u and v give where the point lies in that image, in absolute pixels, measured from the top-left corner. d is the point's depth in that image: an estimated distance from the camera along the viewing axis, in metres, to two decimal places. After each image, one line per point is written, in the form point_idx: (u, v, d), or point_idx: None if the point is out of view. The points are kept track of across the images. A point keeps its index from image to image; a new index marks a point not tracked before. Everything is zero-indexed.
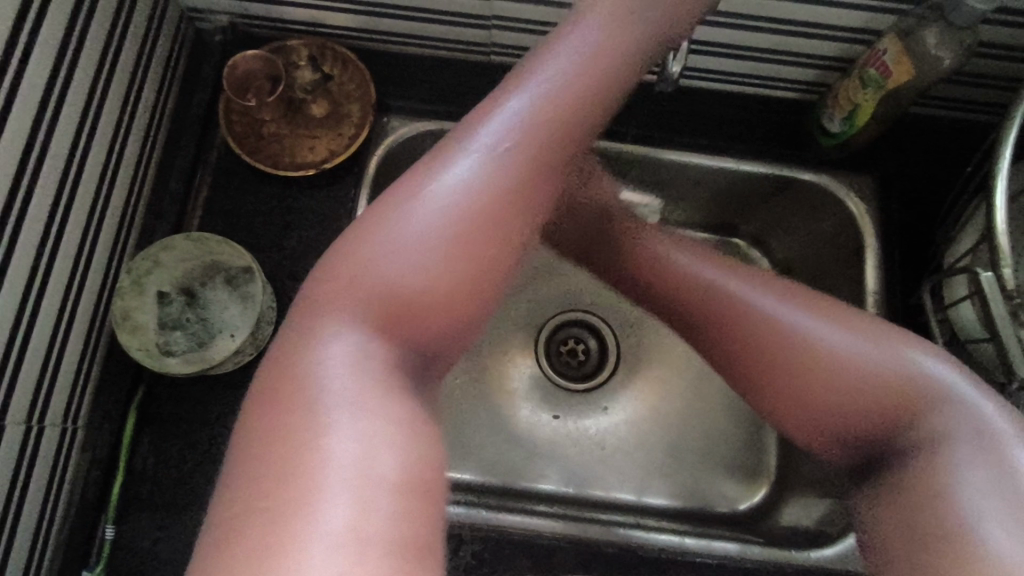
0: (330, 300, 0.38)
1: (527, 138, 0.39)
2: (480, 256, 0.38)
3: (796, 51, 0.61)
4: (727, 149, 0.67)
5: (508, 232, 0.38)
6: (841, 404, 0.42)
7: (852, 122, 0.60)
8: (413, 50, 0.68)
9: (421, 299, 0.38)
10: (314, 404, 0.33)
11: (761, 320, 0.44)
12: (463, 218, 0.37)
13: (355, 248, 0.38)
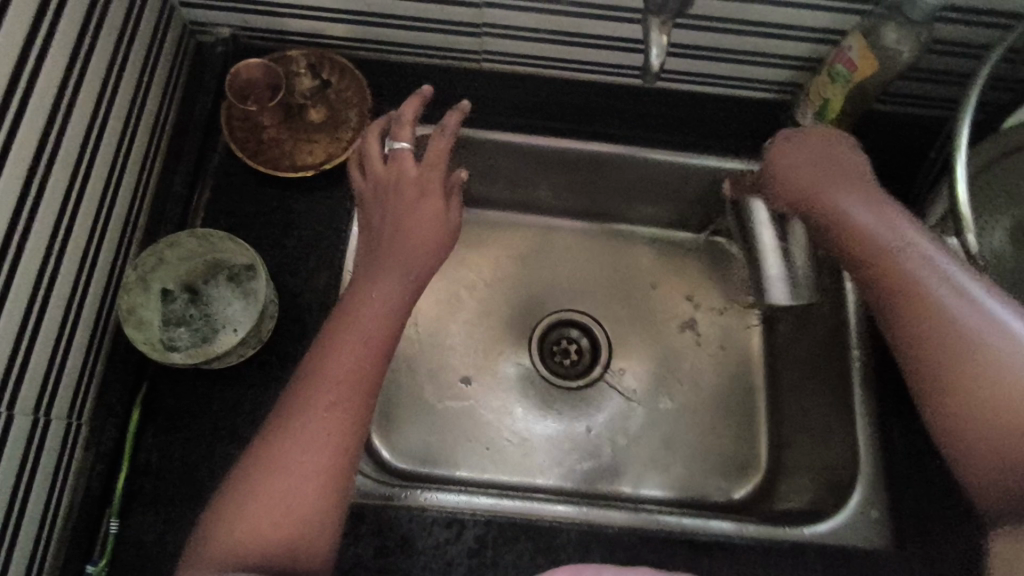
0: (272, 459, 0.47)
1: (365, 331, 0.53)
2: (339, 426, 0.49)
3: (769, 53, 0.64)
4: (706, 147, 0.71)
5: (375, 371, 0.52)
6: (1002, 412, 0.41)
7: (824, 117, 0.64)
8: (407, 59, 0.71)
9: (315, 457, 0.48)
10: (281, 514, 0.46)
11: (939, 295, 0.44)
12: (318, 398, 0.49)
13: (276, 438, 0.48)
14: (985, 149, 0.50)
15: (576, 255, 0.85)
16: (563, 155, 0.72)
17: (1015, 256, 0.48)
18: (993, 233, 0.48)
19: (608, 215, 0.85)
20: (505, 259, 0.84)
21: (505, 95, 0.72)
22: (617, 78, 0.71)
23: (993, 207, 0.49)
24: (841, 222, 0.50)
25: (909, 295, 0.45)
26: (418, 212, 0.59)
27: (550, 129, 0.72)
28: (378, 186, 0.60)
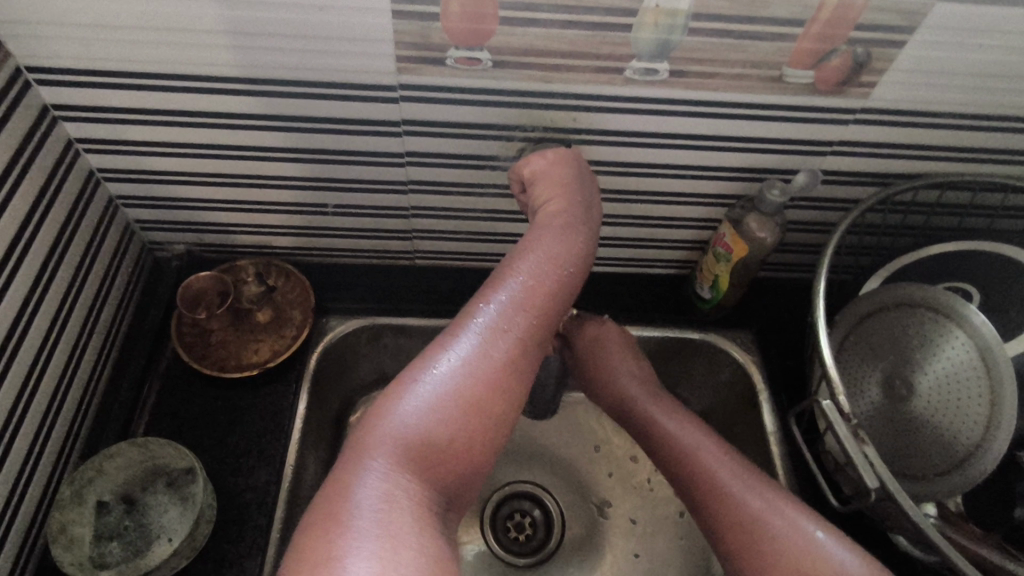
0: (438, 397, 0.47)
1: (535, 299, 0.52)
2: (484, 378, 0.48)
3: (662, 238, 0.75)
4: (625, 319, 0.78)
5: (517, 377, 0.50)
6: None
7: (717, 289, 0.73)
8: (347, 261, 0.79)
9: (474, 403, 0.48)
10: (428, 468, 0.46)
11: (750, 500, 0.55)
12: (484, 359, 0.49)
13: (407, 382, 0.47)
14: (844, 318, 0.57)
15: (520, 423, 0.87)
16: None
17: (891, 408, 0.53)
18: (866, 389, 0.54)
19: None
20: None
21: (438, 284, 0.80)
22: None
23: (860, 366, 0.55)
24: (653, 426, 0.63)
25: (695, 471, 0.58)
26: (577, 228, 0.56)
27: None
28: (558, 192, 0.57)
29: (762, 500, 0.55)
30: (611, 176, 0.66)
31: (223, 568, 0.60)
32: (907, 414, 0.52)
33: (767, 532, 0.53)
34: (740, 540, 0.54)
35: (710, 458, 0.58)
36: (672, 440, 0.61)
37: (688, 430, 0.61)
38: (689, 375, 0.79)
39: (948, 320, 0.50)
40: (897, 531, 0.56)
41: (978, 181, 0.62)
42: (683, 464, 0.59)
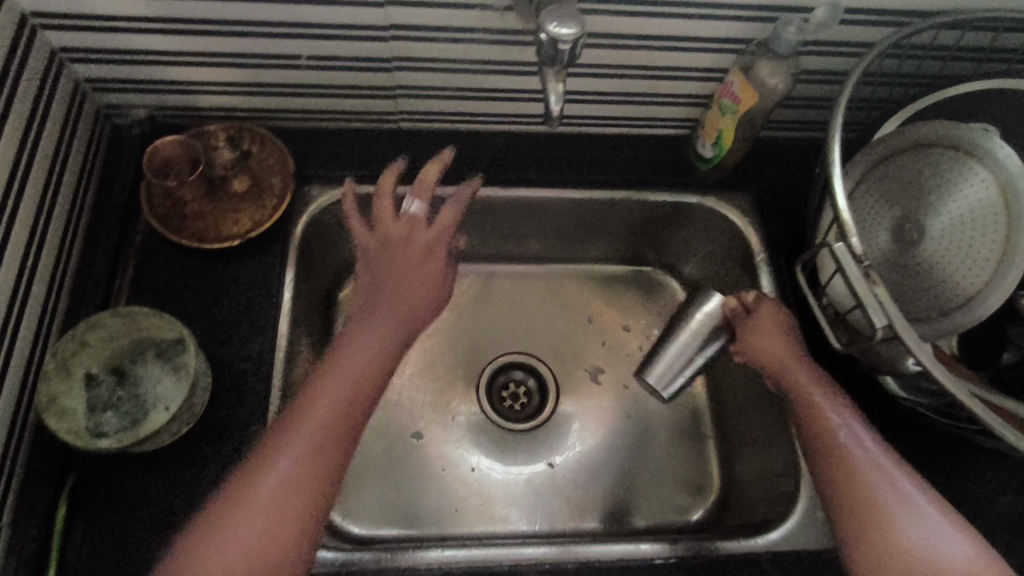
0: (312, 414, 0.53)
1: (413, 285, 0.63)
2: (324, 443, 0.52)
3: (663, 94, 0.70)
4: (622, 183, 0.75)
5: (353, 413, 0.54)
6: None
7: (720, 146, 0.69)
8: (326, 125, 0.74)
9: (298, 515, 0.49)
10: (288, 512, 0.49)
11: (886, 489, 0.52)
12: (337, 411, 0.54)
13: (272, 455, 0.51)
14: (858, 165, 0.55)
15: (513, 296, 0.87)
16: (488, 201, 0.75)
17: (901, 252, 0.52)
18: (877, 233, 0.53)
19: (538, 256, 0.87)
20: (445, 308, 0.85)
21: (425, 150, 0.75)
22: (530, 125, 0.76)
23: (873, 211, 0.54)
24: (805, 397, 0.59)
25: (837, 446, 0.55)
26: (413, 285, 0.63)
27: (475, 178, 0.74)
28: (387, 245, 0.63)
29: (903, 498, 0.51)
30: (613, 18, 0.60)
31: (224, 434, 0.59)
32: (916, 257, 0.51)
33: (899, 527, 0.50)
34: (852, 502, 0.52)
35: (862, 441, 0.55)
36: (819, 417, 0.57)
37: (842, 411, 0.57)
38: (682, 237, 0.80)
39: (966, 159, 0.50)
40: (885, 372, 0.58)
41: (1007, 19, 0.58)
42: (823, 436, 0.56)
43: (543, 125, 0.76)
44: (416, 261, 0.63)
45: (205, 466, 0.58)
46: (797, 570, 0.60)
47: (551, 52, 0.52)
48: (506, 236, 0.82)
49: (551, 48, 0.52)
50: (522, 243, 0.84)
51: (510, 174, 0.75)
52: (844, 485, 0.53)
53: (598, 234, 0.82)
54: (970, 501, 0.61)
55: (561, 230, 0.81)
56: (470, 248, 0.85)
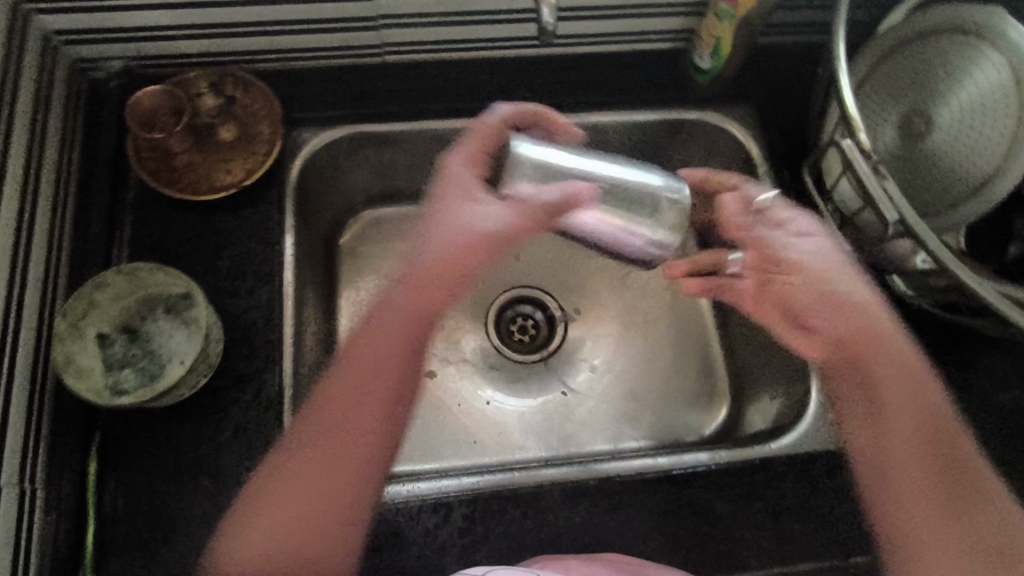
0: (344, 387, 0.56)
1: (417, 278, 0.60)
2: (368, 401, 0.56)
3: (656, 2, 0.68)
4: (621, 104, 0.73)
5: (390, 375, 0.57)
6: (921, 520, 0.51)
7: (718, 54, 0.67)
8: (309, 64, 0.71)
9: (355, 467, 0.55)
10: (342, 462, 0.54)
11: (920, 417, 0.54)
12: (355, 361, 0.57)
13: (327, 426, 0.55)
14: (864, 60, 0.54)
15: None
16: None
17: (909, 147, 0.51)
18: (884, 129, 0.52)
19: None
20: None
21: (415, 83, 0.72)
22: (521, 50, 0.73)
23: (879, 108, 0.53)
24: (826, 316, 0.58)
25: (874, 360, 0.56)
26: (431, 229, 0.62)
27: (469, 108, 0.72)
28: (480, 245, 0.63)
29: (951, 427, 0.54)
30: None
31: (242, 383, 0.60)
32: (924, 147, 0.50)
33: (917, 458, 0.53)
34: (901, 426, 0.54)
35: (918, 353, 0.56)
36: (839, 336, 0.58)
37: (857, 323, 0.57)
38: (682, 156, 0.79)
39: (980, 44, 0.49)
40: (891, 271, 0.58)
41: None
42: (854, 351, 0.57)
43: (534, 48, 0.73)
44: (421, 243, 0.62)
45: (227, 415, 0.59)
46: (811, 471, 0.62)
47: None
48: None
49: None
50: None
51: (503, 101, 0.73)
52: (885, 396, 0.55)
53: None
54: (977, 393, 0.63)
55: None
56: None
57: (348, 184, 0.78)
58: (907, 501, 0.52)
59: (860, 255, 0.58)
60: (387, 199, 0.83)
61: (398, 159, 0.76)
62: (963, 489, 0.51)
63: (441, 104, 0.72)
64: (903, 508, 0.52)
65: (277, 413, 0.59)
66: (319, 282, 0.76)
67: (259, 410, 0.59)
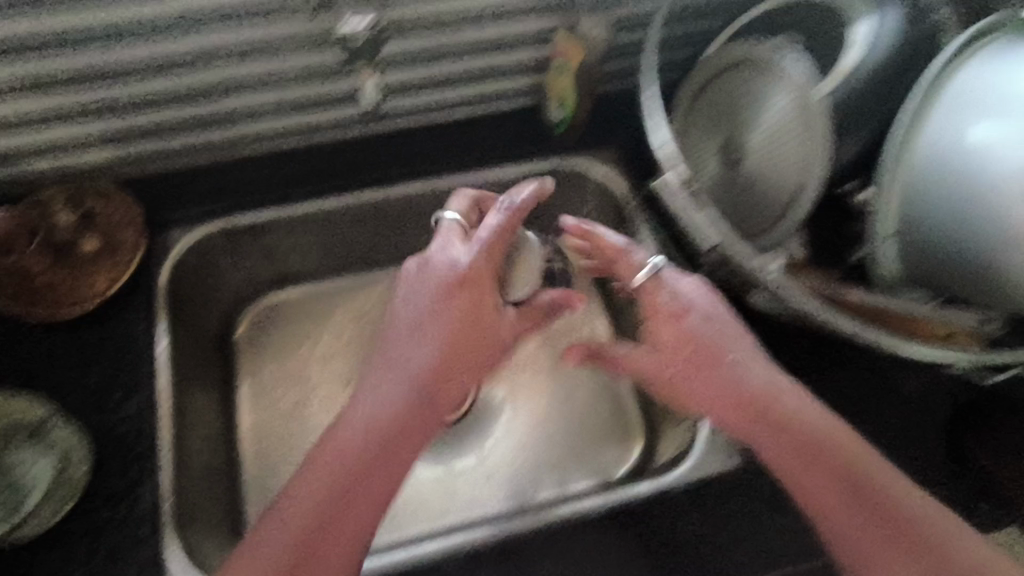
0: (388, 370, 0.54)
1: (448, 341, 0.55)
2: (403, 412, 0.53)
3: (501, 66, 0.71)
4: (486, 161, 0.74)
5: (428, 373, 0.55)
6: (855, 520, 0.49)
7: (564, 108, 0.71)
8: (172, 165, 0.72)
9: (393, 450, 0.53)
10: (374, 438, 0.53)
11: (815, 427, 0.52)
12: (394, 353, 0.55)
13: (353, 407, 0.54)
14: (682, 97, 0.58)
15: None
16: (358, 209, 0.74)
17: (730, 174, 0.54)
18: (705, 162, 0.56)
19: None
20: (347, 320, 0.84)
21: (280, 171, 0.73)
22: (380, 126, 0.76)
23: (699, 143, 0.56)
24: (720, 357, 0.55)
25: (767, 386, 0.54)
26: (433, 334, 0.55)
27: (337, 186, 0.73)
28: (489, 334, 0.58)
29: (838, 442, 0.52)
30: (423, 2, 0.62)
31: (114, 499, 0.57)
32: (741, 174, 0.54)
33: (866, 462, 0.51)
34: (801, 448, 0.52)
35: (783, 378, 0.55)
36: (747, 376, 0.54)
37: (756, 365, 0.55)
38: None
39: (766, 72, 0.52)
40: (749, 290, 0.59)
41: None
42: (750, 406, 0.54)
43: (390, 122, 0.75)
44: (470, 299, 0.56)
45: (99, 536, 0.56)
46: (716, 498, 0.61)
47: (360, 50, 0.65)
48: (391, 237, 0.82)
49: (357, 45, 0.64)
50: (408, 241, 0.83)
51: (373, 174, 0.74)
52: (788, 425, 0.53)
53: None
54: (862, 393, 0.64)
55: None
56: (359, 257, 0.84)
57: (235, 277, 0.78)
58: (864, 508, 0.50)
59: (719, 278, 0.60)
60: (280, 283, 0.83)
61: (276, 246, 0.76)
62: (864, 478, 0.50)
63: (308, 187, 0.73)
64: (844, 516, 0.50)
65: (153, 526, 0.56)
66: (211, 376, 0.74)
67: (134, 525, 0.56)
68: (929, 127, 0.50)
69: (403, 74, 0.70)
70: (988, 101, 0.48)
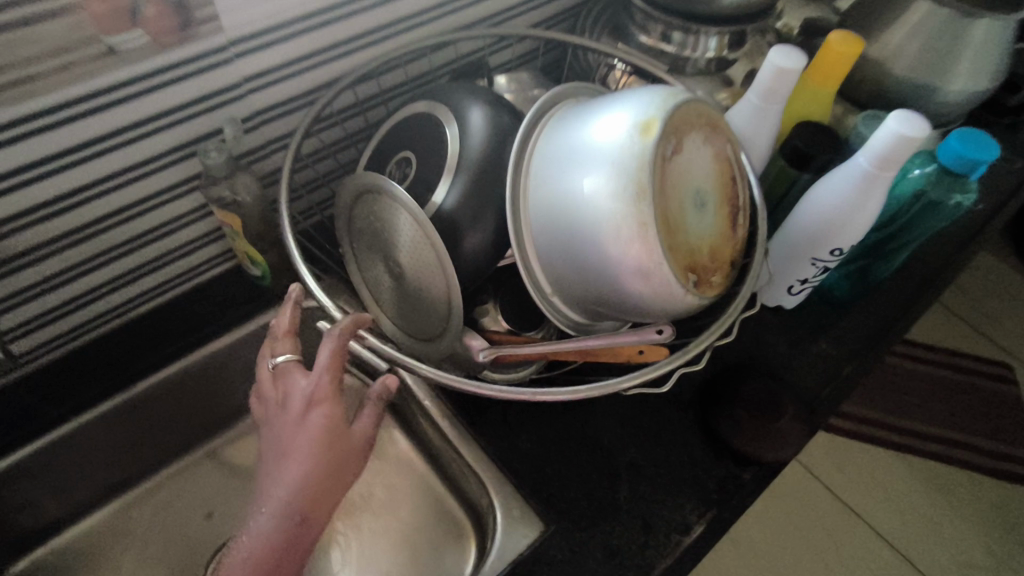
0: (303, 414, 0.52)
1: (315, 451, 0.50)
2: (314, 429, 0.51)
3: (178, 245, 0.69)
4: (201, 338, 0.75)
5: (315, 424, 0.51)
6: (668, 257, 0.52)
7: (259, 263, 0.71)
8: None
9: (319, 494, 0.50)
10: (326, 462, 0.51)
11: (667, 166, 0.53)
12: (305, 426, 0.51)
13: (266, 441, 0.53)
14: (341, 228, 0.61)
15: (201, 489, 0.84)
16: (97, 432, 0.72)
17: (399, 285, 0.59)
18: (376, 275, 0.60)
19: (201, 432, 0.85)
20: (123, 539, 0.80)
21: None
22: (92, 330, 0.72)
23: (370, 266, 0.61)
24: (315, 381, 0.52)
25: (614, 179, 0.52)
26: (293, 456, 0.51)
27: (49, 409, 0.69)
28: (309, 402, 0.52)
29: (645, 190, 0.51)
30: (54, 219, 0.58)
31: None
32: (409, 287, 0.58)
33: (630, 220, 0.51)
34: (335, 466, 0.51)
35: (682, 128, 0.54)
36: (338, 459, 0.51)
37: (353, 453, 0.53)
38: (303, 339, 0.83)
39: (380, 194, 0.55)
40: (484, 370, 0.64)
41: (396, 52, 0.67)
42: (337, 476, 0.51)
43: (96, 327, 0.72)
44: (304, 412, 0.52)
45: None
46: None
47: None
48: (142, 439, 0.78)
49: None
50: (168, 439, 0.82)
51: (93, 393, 0.71)
52: (672, 175, 0.53)
53: (237, 385, 0.83)
54: (607, 421, 0.73)
55: (195, 403, 0.80)
56: (120, 474, 0.80)
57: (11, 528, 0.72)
58: (635, 256, 0.51)
59: (453, 370, 0.63)
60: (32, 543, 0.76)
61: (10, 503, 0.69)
62: (704, 260, 0.56)
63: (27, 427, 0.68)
64: (653, 276, 0.52)
65: None
66: None
67: None
68: (534, 179, 0.57)
69: (48, 299, 0.64)
70: (560, 152, 0.56)
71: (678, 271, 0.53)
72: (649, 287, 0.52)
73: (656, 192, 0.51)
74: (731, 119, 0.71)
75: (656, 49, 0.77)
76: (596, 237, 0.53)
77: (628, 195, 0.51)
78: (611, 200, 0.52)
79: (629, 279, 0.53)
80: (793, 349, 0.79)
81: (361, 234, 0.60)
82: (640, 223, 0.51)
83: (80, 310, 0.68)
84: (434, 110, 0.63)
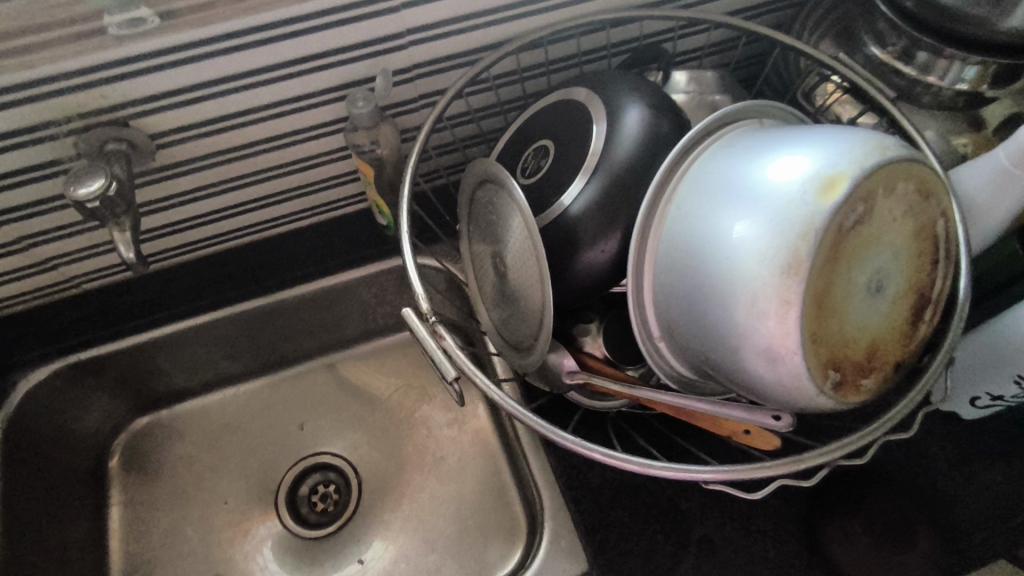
0: None
1: None
2: None
3: (317, 180, 0.71)
4: (321, 269, 0.78)
5: None
6: (809, 350, 0.42)
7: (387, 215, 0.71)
8: (28, 303, 0.73)
9: None
10: None
11: (841, 238, 0.41)
12: None
13: None
14: (461, 206, 0.58)
15: (300, 398, 0.91)
16: (213, 329, 0.79)
17: (501, 284, 0.55)
18: (484, 264, 0.57)
19: (312, 349, 0.91)
20: (228, 421, 0.89)
21: (124, 299, 0.76)
22: (232, 242, 0.76)
23: (479, 253, 0.57)
24: None
25: (768, 239, 0.42)
26: None
27: (180, 300, 0.77)
28: None
29: (803, 265, 0.40)
30: (212, 137, 0.61)
31: None
32: (510, 290, 0.54)
33: (772, 296, 0.41)
34: None
35: (878, 193, 0.42)
36: None
37: None
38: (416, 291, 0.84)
39: (502, 186, 0.51)
40: (569, 391, 0.59)
41: (570, 24, 0.60)
42: None
43: (233, 241, 0.76)
44: None
45: None
46: None
47: (118, 198, 0.52)
48: (259, 343, 0.85)
49: (112, 196, 0.52)
50: (281, 348, 0.88)
51: (220, 295, 0.77)
52: (846, 249, 0.42)
53: (349, 317, 0.87)
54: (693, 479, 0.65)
55: (308, 323, 0.85)
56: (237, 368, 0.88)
57: (147, 388, 0.84)
58: (766, 337, 0.42)
59: (538, 380, 0.59)
60: (160, 404, 0.88)
61: (142, 367, 0.80)
62: (856, 356, 0.45)
63: (158, 312, 0.77)
64: (781, 367, 0.42)
65: None
66: (89, 507, 0.80)
67: None
68: (677, 206, 0.49)
69: (195, 207, 0.68)
70: (714, 183, 0.47)
71: (817, 368, 0.42)
72: (774, 376, 0.43)
73: (816, 268, 0.41)
74: (961, 172, 0.56)
75: (887, 67, 0.62)
76: (725, 301, 0.44)
77: (780, 263, 0.41)
78: (756, 263, 0.42)
79: (751, 360, 0.43)
80: (954, 471, 0.64)
81: (478, 219, 0.56)
82: (784, 302, 0.41)
83: (222, 221, 0.72)
84: (589, 100, 0.56)
